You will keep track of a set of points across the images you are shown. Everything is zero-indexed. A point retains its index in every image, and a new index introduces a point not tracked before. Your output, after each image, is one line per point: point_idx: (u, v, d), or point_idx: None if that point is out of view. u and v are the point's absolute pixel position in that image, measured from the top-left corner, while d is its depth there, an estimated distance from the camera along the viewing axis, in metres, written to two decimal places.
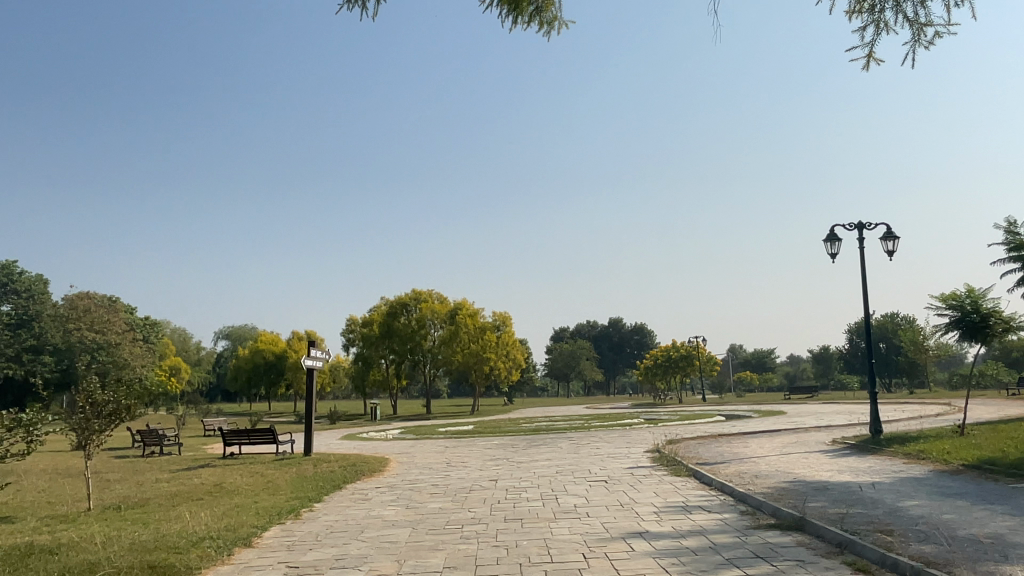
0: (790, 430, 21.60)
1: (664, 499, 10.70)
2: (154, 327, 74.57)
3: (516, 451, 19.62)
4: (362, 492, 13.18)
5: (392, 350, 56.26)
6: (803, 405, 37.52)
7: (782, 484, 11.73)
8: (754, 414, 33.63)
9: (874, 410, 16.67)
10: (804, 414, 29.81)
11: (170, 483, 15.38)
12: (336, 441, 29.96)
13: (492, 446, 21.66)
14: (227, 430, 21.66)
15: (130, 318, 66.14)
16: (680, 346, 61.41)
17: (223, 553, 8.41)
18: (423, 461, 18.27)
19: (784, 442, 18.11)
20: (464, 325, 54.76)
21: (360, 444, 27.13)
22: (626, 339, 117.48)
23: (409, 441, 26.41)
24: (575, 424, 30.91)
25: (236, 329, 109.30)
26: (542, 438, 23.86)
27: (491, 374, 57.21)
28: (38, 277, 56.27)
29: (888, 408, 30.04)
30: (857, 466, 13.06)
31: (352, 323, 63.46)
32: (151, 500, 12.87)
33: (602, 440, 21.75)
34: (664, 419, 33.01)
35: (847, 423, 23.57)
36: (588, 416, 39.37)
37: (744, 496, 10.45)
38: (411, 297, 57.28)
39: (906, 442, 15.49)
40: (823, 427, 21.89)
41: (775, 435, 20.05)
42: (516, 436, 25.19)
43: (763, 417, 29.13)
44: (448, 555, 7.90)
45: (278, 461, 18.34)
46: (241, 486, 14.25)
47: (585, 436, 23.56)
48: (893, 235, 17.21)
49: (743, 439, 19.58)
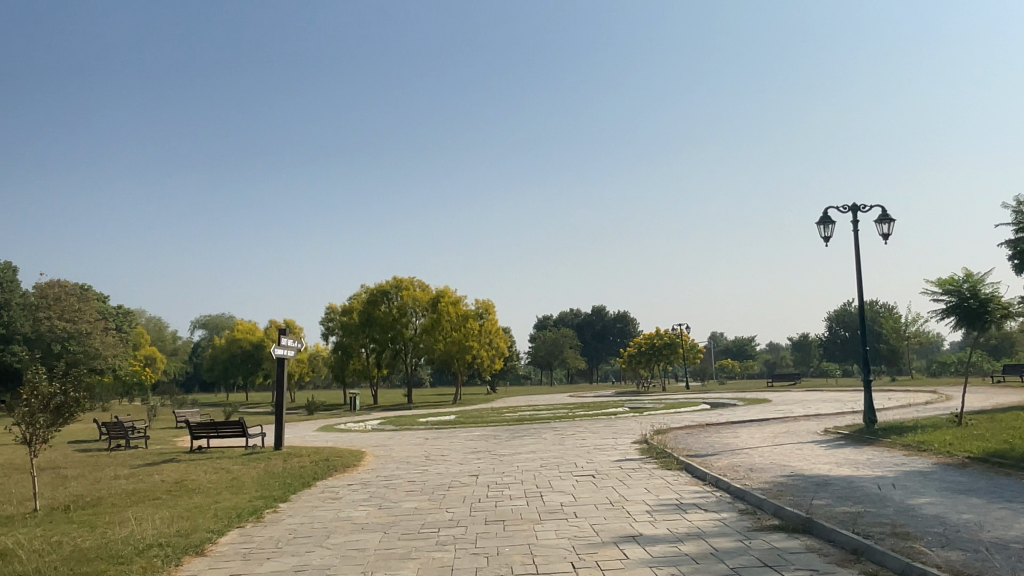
0: (780, 419, 20.94)
1: (657, 497, 9.94)
2: (128, 316, 73.07)
3: (497, 443, 18.82)
4: (331, 490, 12.32)
5: (373, 339, 55.28)
6: (790, 392, 37.06)
7: (780, 477, 11.02)
8: (739, 402, 33.10)
9: (870, 399, 16.02)
10: (792, 402, 29.25)
11: (127, 480, 14.43)
12: (312, 433, 29.03)
13: (473, 438, 20.86)
14: (195, 422, 20.72)
15: (102, 307, 64.66)
16: (664, 333, 60.90)
17: (170, 563, 7.55)
18: (400, 454, 17.42)
19: (776, 432, 17.43)
20: (446, 313, 53.94)
21: (336, 436, 26.27)
22: (609, 327, 117.14)
23: (387, 433, 25.51)
24: (559, 413, 30.20)
25: (213, 319, 107.74)
26: (524, 428, 23.09)
27: (474, 363, 56.41)
28: (6, 263, 54.38)
29: (876, 396, 29.58)
30: (856, 458, 12.38)
31: (331, 312, 62.44)
32: (103, 500, 11.94)
33: (587, 430, 20.98)
34: (649, 407, 32.43)
35: (837, 410, 23.01)
36: (572, 405, 38.74)
37: (742, 493, 9.72)
38: (392, 284, 56.30)
39: (903, 432, 14.87)
40: (814, 416, 21.26)
41: (765, 425, 19.39)
42: (498, 427, 24.38)
43: (749, 406, 28.55)
44: (421, 566, 7.06)
45: (246, 457, 17.44)
46: (204, 485, 13.34)
47: (569, 426, 22.80)
48: (889, 217, 16.52)
49: (732, 429, 18.89)
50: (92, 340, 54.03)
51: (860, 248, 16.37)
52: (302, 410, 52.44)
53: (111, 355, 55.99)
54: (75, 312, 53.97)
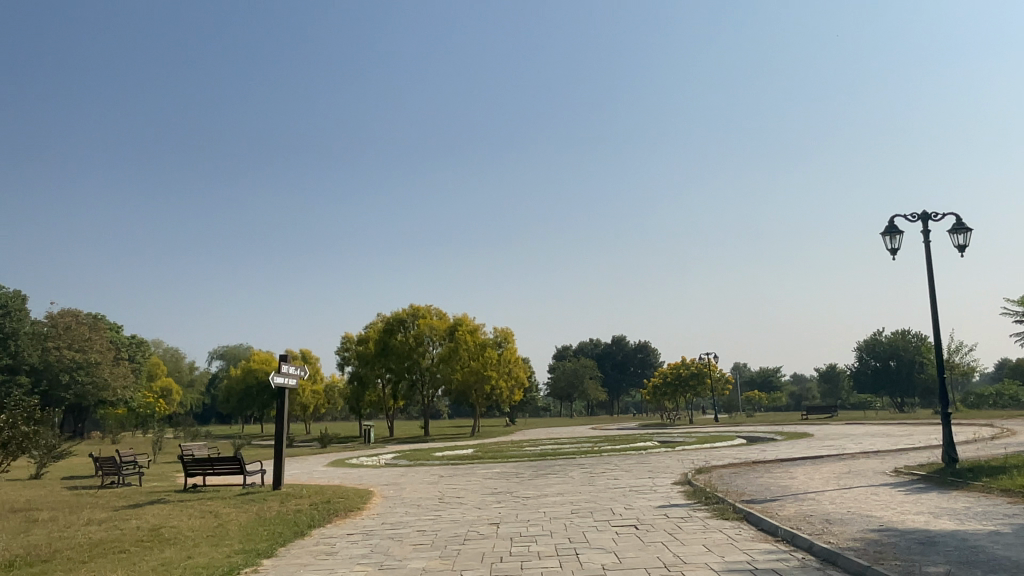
0: (834, 456, 18.84)
1: (723, 560, 7.99)
2: (142, 346, 71.95)
3: (520, 482, 16.88)
4: (326, 543, 10.46)
5: (389, 369, 53.55)
6: (829, 427, 34.70)
7: (869, 531, 8.98)
8: (777, 436, 30.86)
9: (948, 435, 13.93)
10: (837, 437, 26.98)
11: (99, 527, 12.63)
12: (319, 469, 27.19)
13: (492, 476, 18.93)
14: (189, 458, 18.98)
15: (115, 338, 63.67)
16: (690, 363, 58.60)
17: None
18: (412, 495, 15.53)
19: (837, 471, 15.33)
20: (464, 342, 52.16)
21: (346, 472, 24.38)
22: (630, 357, 114.54)
23: (399, 469, 23.59)
24: (584, 448, 28.12)
25: (230, 350, 106.64)
26: (548, 464, 21.09)
27: (493, 394, 54.37)
28: (17, 292, 53.23)
29: (929, 430, 27.30)
30: (953, 507, 10.29)
31: (347, 342, 60.98)
32: (58, 553, 10.13)
33: (618, 467, 18.97)
34: (680, 442, 30.29)
35: (895, 447, 20.79)
36: (597, 438, 36.64)
37: (831, 556, 7.75)
38: (409, 312, 54.75)
39: (993, 472, 12.74)
40: (871, 453, 19.12)
41: (820, 463, 17.23)
42: (519, 463, 22.39)
43: (791, 441, 26.35)
44: None
45: (240, 498, 15.61)
46: (180, 534, 11.46)
47: (598, 462, 20.79)
48: (965, 227, 14.51)
49: (784, 467, 16.83)
50: (101, 371, 52.81)
51: (931, 262, 14.55)
52: (314, 443, 50.69)
53: (120, 386, 54.79)
54: (85, 342, 52.88)
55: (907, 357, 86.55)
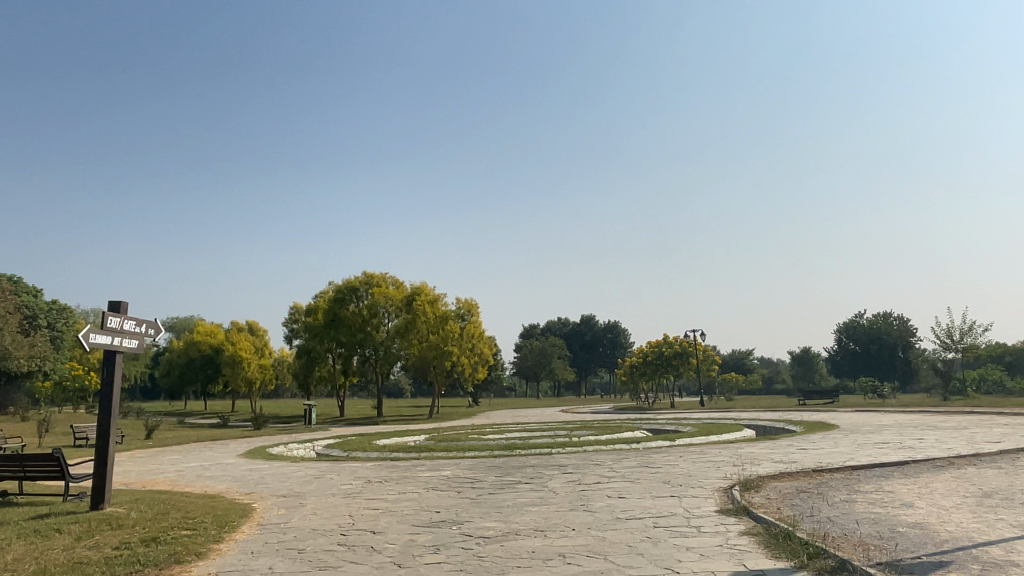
0: (920, 460, 13.42)
1: None
2: (68, 313, 64.81)
3: (475, 501, 11.11)
4: None
5: (338, 343, 47.77)
6: (847, 416, 29.40)
7: None
8: (793, 426, 25.44)
9: None
10: (875, 430, 21.57)
11: None
12: (221, 462, 21.21)
13: (437, 485, 13.12)
14: None
15: (29, 302, 56.60)
16: (672, 341, 53.59)
17: None
18: (301, 526, 9.64)
19: (971, 495, 9.85)
20: (422, 313, 46.20)
21: (252, 470, 18.46)
22: (599, 337, 109.31)
23: (316, 468, 17.65)
24: (560, 440, 22.51)
25: (179, 321, 99.27)
26: (519, 466, 15.42)
27: (454, 372, 48.52)
28: None
29: (983, 423, 22.02)
30: None
31: (296, 313, 54.97)
32: None
33: (617, 474, 13.35)
34: (677, 433, 24.70)
35: (985, 447, 15.39)
36: (575, 425, 31.17)
37: None
38: (362, 281, 48.92)
39: None
40: (968, 456, 13.70)
41: (920, 475, 11.67)
42: (478, 462, 16.64)
43: (823, 435, 20.84)
44: None
45: (21, 527, 9.63)
46: None
47: (587, 465, 15.09)
48: None
49: (871, 480, 11.32)
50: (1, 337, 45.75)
51: None
52: (249, 425, 44.57)
53: (27, 356, 47.72)
54: None
55: (889, 342, 83.04)
